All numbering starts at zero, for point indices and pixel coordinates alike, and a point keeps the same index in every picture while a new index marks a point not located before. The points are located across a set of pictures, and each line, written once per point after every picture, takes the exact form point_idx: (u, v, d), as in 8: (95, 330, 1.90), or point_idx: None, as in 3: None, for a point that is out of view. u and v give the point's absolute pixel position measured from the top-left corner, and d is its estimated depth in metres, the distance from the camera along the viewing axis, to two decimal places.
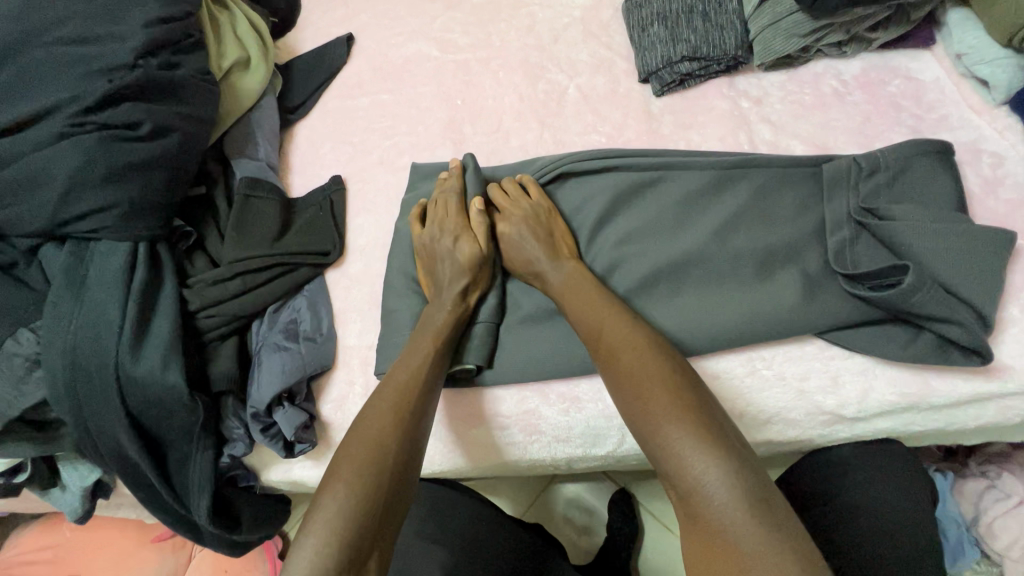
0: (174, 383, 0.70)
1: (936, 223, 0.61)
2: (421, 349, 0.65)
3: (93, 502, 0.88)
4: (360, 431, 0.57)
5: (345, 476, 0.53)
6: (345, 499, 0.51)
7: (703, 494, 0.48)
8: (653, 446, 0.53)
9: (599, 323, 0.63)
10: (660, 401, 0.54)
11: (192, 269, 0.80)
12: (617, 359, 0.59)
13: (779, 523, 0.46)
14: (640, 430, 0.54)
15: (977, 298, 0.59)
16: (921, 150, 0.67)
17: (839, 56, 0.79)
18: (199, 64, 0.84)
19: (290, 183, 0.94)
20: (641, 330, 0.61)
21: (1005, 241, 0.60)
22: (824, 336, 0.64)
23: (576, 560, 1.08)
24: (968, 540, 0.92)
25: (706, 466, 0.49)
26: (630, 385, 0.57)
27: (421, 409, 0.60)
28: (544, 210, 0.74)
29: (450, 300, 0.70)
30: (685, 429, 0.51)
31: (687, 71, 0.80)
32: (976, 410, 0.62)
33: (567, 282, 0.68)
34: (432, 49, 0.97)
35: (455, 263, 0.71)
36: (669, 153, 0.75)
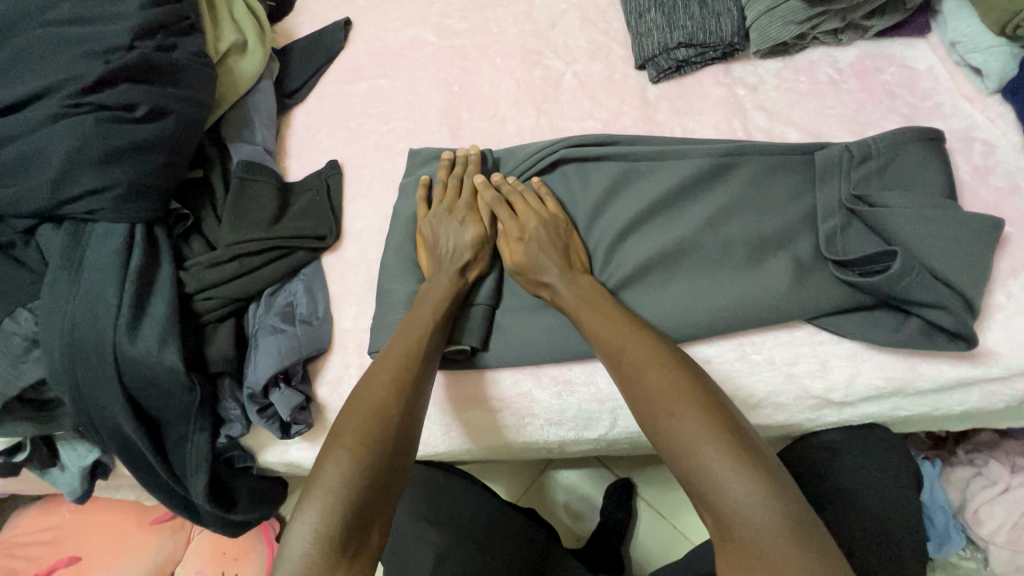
0: (171, 363, 0.70)
1: (928, 210, 0.62)
2: (420, 324, 0.66)
3: (92, 482, 0.89)
4: (359, 401, 0.58)
5: (345, 443, 0.54)
6: (347, 470, 0.52)
7: (743, 519, 0.47)
8: (687, 469, 0.51)
9: (620, 337, 0.61)
10: (692, 421, 0.52)
11: (190, 252, 0.81)
12: (641, 375, 0.57)
13: (818, 548, 0.46)
14: (671, 452, 0.52)
15: (964, 283, 0.60)
16: (912, 137, 0.67)
17: (835, 44, 0.79)
18: (196, 46, 0.84)
19: (288, 168, 0.94)
20: (664, 346, 0.59)
21: (993, 228, 0.60)
22: (814, 321, 0.65)
23: (570, 543, 1.10)
24: (955, 527, 0.93)
25: (747, 489, 0.47)
26: (659, 404, 0.54)
27: (423, 384, 0.61)
28: (562, 223, 0.72)
29: (447, 279, 0.70)
30: (721, 451, 0.50)
31: (684, 58, 0.80)
32: (960, 395, 0.63)
33: (578, 295, 0.66)
34: (430, 34, 0.97)
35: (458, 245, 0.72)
36: (665, 141, 0.75)
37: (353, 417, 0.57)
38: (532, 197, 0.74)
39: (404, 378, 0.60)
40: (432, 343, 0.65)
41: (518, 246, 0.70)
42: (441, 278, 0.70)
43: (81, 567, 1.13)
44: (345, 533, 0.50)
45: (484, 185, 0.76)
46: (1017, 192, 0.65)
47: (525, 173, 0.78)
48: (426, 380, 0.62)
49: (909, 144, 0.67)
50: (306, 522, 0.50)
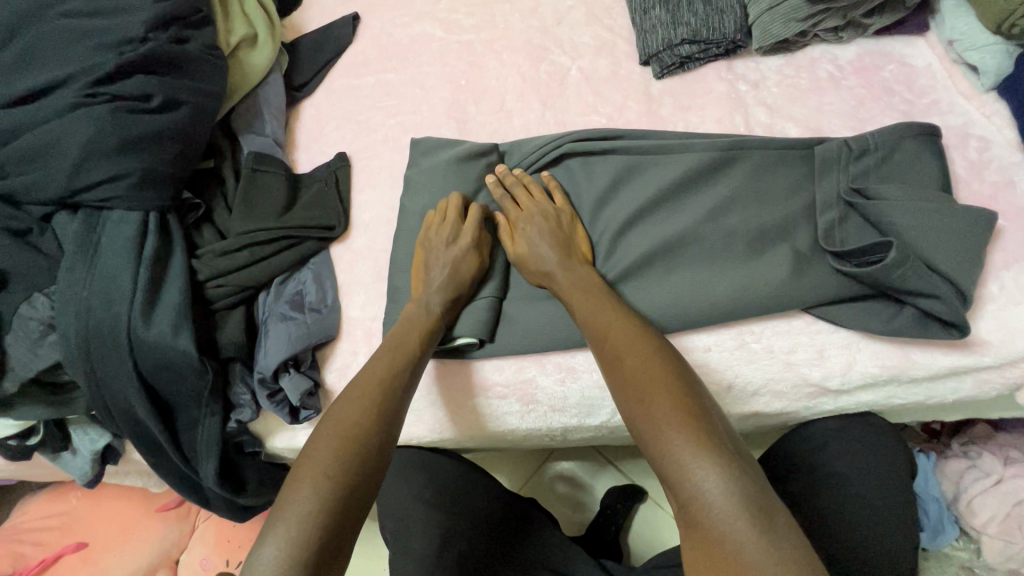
0: (185, 348, 0.72)
1: (922, 203, 0.64)
2: (405, 349, 0.67)
3: (103, 466, 0.91)
4: (339, 423, 0.59)
5: (316, 471, 0.55)
6: (313, 499, 0.53)
7: (703, 502, 0.49)
8: (655, 451, 0.53)
9: (605, 327, 0.63)
10: (663, 407, 0.54)
11: (201, 241, 0.83)
12: (621, 362, 0.60)
13: (779, 534, 0.47)
14: (643, 434, 0.55)
15: (957, 273, 0.61)
16: (908, 132, 0.69)
17: (835, 42, 0.81)
18: (208, 39, 0.86)
19: (296, 160, 0.96)
20: (648, 337, 0.62)
21: (986, 220, 0.62)
22: (812, 311, 0.66)
23: (571, 531, 1.11)
24: (949, 518, 0.95)
25: (705, 474, 0.50)
26: (634, 389, 0.57)
27: (396, 407, 0.62)
28: (566, 216, 0.74)
29: (438, 307, 0.71)
30: (690, 437, 0.52)
31: (687, 54, 0.81)
32: (953, 383, 0.65)
33: (578, 282, 0.68)
34: (437, 30, 0.99)
35: (450, 269, 0.72)
36: (667, 135, 0.77)
37: (322, 442, 0.57)
38: (539, 189, 0.76)
39: (378, 402, 0.61)
40: (408, 366, 0.66)
41: (520, 235, 0.73)
42: (433, 299, 0.71)
43: (88, 553, 1.14)
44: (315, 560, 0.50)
45: (493, 182, 0.78)
46: (1010, 187, 0.67)
47: (532, 166, 0.79)
48: (399, 407, 0.62)
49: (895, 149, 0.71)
50: (271, 547, 0.50)
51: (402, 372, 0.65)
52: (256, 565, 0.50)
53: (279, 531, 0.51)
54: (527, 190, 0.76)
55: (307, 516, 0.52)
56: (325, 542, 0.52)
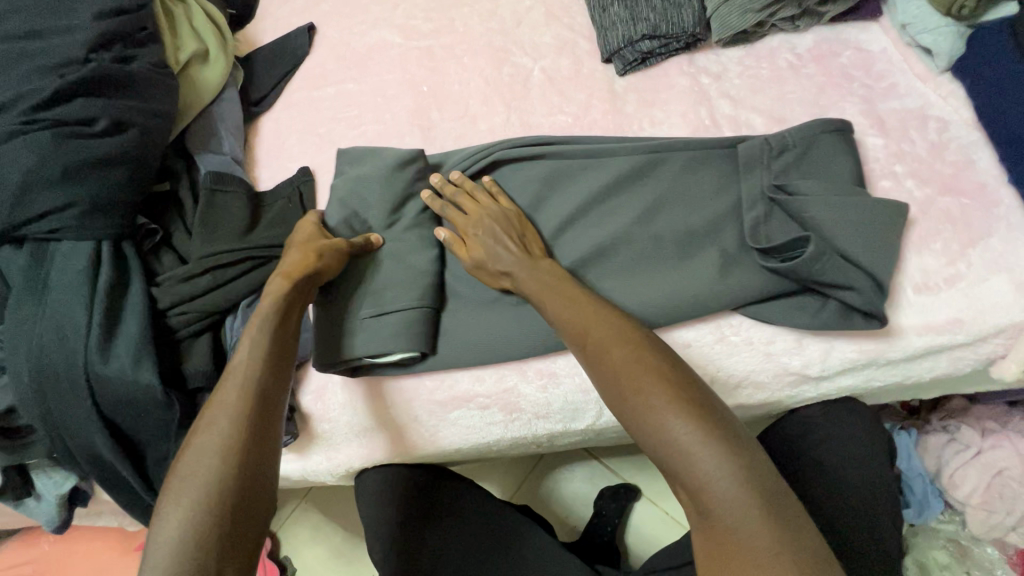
0: (147, 381, 0.69)
1: (838, 196, 0.65)
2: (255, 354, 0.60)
3: (72, 510, 0.87)
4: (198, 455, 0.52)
5: (188, 494, 0.50)
6: (184, 526, 0.48)
7: (716, 495, 0.48)
8: (658, 444, 0.52)
9: (584, 324, 0.61)
10: (662, 400, 0.52)
11: (161, 268, 0.79)
12: (608, 357, 0.57)
13: (792, 518, 0.47)
14: (643, 429, 0.53)
15: (872, 265, 0.62)
16: (825, 128, 0.69)
17: (793, 30, 0.81)
18: (156, 57, 0.81)
19: (258, 177, 0.93)
20: (632, 330, 0.60)
21: (899, 211, 0.64)
22: (743, 310, 0.66)
23: (564, 536, 1.10)
24: (933, 492, 0.97)
25: (714, 463, 0.49)
26: (628, 384, 0.55)
27: (271, 401, 0.57)
28: (513, 214, 0.72)
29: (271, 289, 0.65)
30: (694, 427, 0.50)
31: (649, 50, 0.80)
32: (928, 363, 0.65)
33: (541, 281, 0.66)
34: (395, 36, 0.97)
35: (297, 250, 0.69)
36: (596, 139, 0.77)
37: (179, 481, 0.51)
38: (483, 195, 0.74)
39: (247, 399, 0.56)
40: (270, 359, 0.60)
41: (472, 242, 0.71)
42: (274, 281, 0.66)
43: None
44: None
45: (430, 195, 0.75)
46: (970, 165, 0.68)
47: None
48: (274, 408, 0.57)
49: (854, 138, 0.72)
50: None
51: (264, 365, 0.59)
52: None
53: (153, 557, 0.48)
54: (470, 196, 0.74)
55: (174, 540, 0.48)
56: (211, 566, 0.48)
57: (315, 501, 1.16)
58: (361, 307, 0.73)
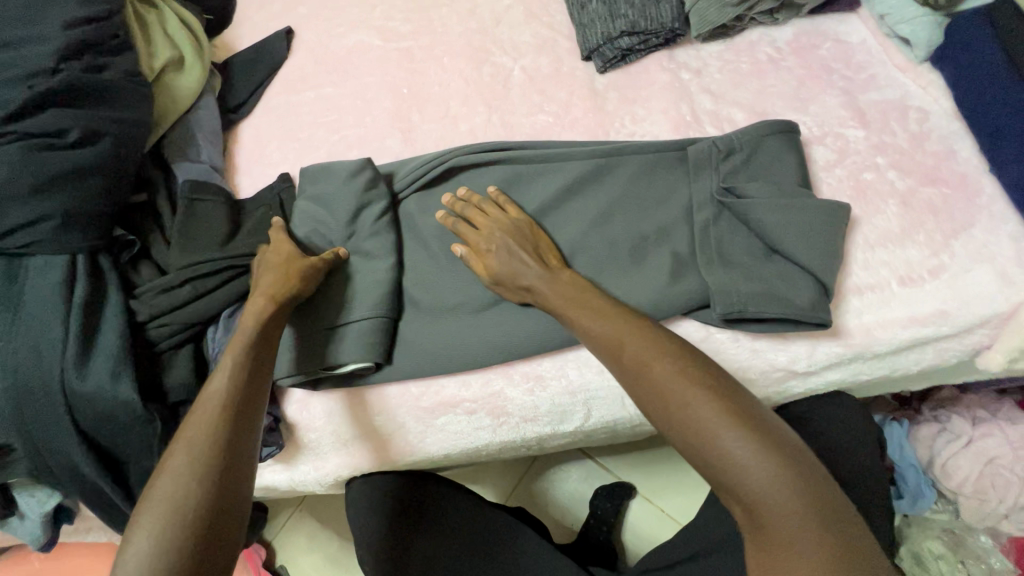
0: (126, 396, 0.68)
1: (781, 199, 0.65)
2: (226, 373, 0.59)
3: (57, 527, 0.85)
4: (167, 481, 0.52)
5: (156, 521, 0.50)
6: (152, 554, 0.48)
7: (771, 513, 0.47)
8: (708, 461, 0.50)
9: (618, 335, 0.58)
10: (713, 416, 0.50)
11: (139, 280, 0.78)
12: (648, 370, 0.54)
13: (844, 528, 0.47)
14: (694, 446, 0.51)
15: (817, 268, 0.63)
16: (769, 130, 0.70)
17: (772, 24, 0.80)
18: (129, 66, 0.80)
19: (238, 184, 0.91)
20: (669, 338, 0.57)
21: (839, 212, 0.64)
22: (692, 316, 0.66)
23: (560, 538, 1.09)
24: (926, 481, 0.97)
25: (770, 478, 0.48)
26: (673, 399, 0.53)
27: (245, 423, 0.57)
28: (524, 224, 0.70)
29: (254, 310, 0.64)
30: (750, 445, 0.49)
31: (628, 46, 0.80)
32: (915, 355, 0.64)
33: (563, 290, 0.63)
34: (374, 39, 0.95)
35: (277, 269, 0.68)
36: (553, 144, 0.77)
37: (150, 506, 0.51)
38: (491, 207, 0.72)
39: (220, 421, 0.55)
40: (245, 394, 0.58)
41: (488, 258, 0.68)
42: (257, 301, 0.65)
43: None
44: None
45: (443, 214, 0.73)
46: (951, 155, 0.67)
47: (413, 189, 0.78)
48: (246, 431, 0.57)
49: (835, 130, 0.71)
50: None
51: (241, 400, 0.58)
52: None
53: None
54: (481, 210, 0.72)
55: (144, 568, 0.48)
56: None
57: (309, 510, 1.15)
58: (316, 317, 0.72)
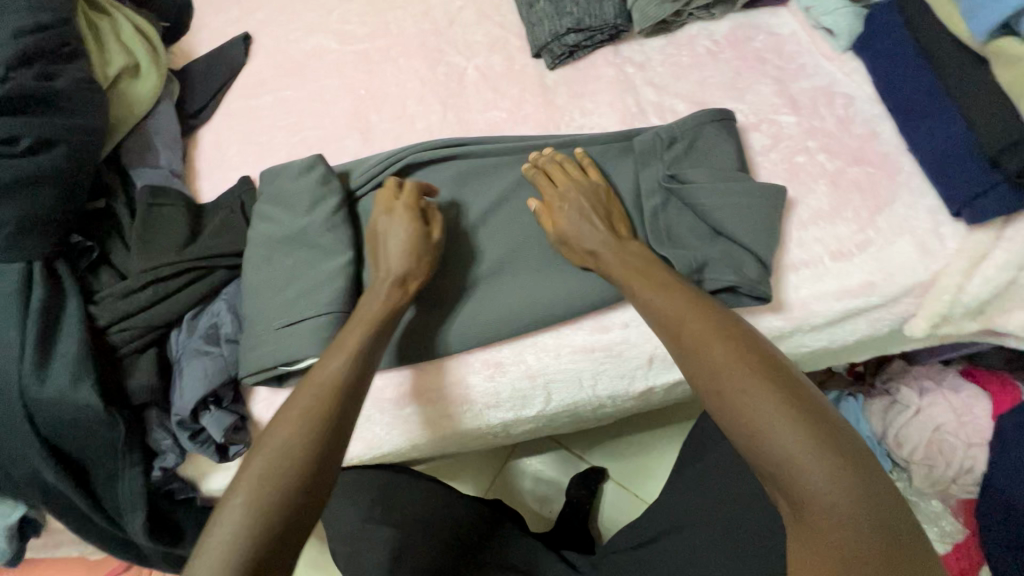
0: (87, 400, 0.68)
1: (722, 183, 0.69)
2: (342, 352, 0.62)
3: (23, 540, 0.84)
4: (273, 443, 0.54)
5: (253, 480, 0.52)
6: (245, 515, 0.50)
7: (822, 509, 0.46)
8: (756, 448, 0.50)
9: (678, 316, 0.59)
10: (768, 403, 0.50)
11: (98, 285, 0.78)
12: (707, 350, 0.55)
13: (904, 547, 0.45)
14: (743, 431, 0.51)
15: (755, 246, 0.66)
16: (707, 118, 0.73)
17: (709, 18, 0.84)
18: (81, 73, 0.79)
19: (198, 189, 0.92)
20: (731, 324, 0.57)
21: (775, 193, 0.68)
22: None
23: (538, 527, 1.11)
24: (881, 453, 1.02)
25: (825, 477, 0.46)
26: (726, 382, 0.53)
27: (350, 401, 0.59)
28: (602, 189, 0.71)
29: (383, 295, 0.67)
30: (807, 437, 0.48)
31: (574, 43, 0.83)
32: (849, 326, 0.68)
33: (626, 262, 0.64)
34: (331, 42, 0.97)
35: (410, 249, 0.68)
36: (505, 139, 0.79)
37: (258, 462, 0.53)
38: (575, 167, 0.72)
39: (330, 395, 0.58)
40: (351, 382, 0.59)
41: (559, 215, 0.69)
42: (386, 287, 0.67)
43: None
44: None
45: (530, 169, 0.73)
46: (875, 137, 0.72)
47: (371, 186, 0.80)
48: (353, 409, 0.59)
49: (769, 117, 0.75)
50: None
51: (346, 383, 0.59)
52: None
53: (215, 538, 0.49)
54: (559, 166, 0.73)
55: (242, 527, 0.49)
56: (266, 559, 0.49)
57: None
58: (274, 315, 0.74)
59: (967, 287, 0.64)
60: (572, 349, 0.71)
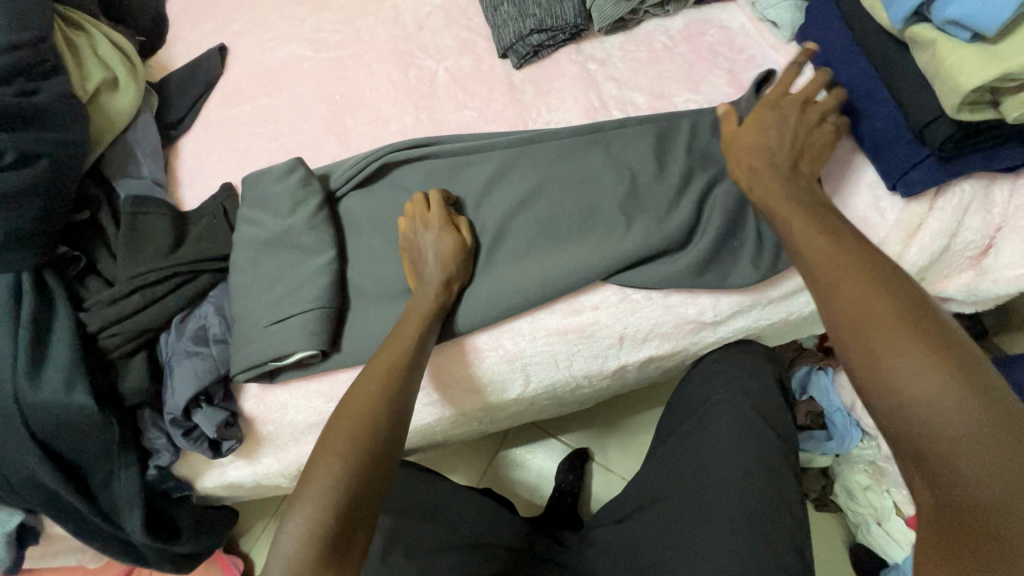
0: (81, 403, 0.70)
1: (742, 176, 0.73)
2: (404, 333, 0.68)
3: (21, 547, 0.86)
4: (351, 408, 0.61)
5: (340, 439, 0.58)
6: (336, 470, 0.55)
7: (975, 495, 0.42)
8: (908, 417, 0.45)
9: (834, 272, 0.54)
10: (930, 372, 0.45)
11: (87, 293, 0.80)
12: (864, 309, 0.50)
13: None
14: (889, 399, 0.47)
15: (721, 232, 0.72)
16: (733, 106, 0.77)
17: (665, 15, 0.89)
18: (60, 89, 0.81)
19: (182, 198, 0.95)
20: (901, 287, 0.51)
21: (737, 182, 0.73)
22: (611, 281, 0.74)
23: (526, 513, 1.16)
24: (850, 422, 1.02)
25: (984, 464, 0.42)
26: (881, 346, 0.48)
27: (412, 376, 0.65)
28: (816, 123, 0.68)
29: (433, 291, 0.71)
30: (963, 412, 0.43)
31: (538, 43, 0.87)
32: (804, 298, 0.75)
33: (788, 206, 0.62)
34: (306, 50, 1.00)
35: (452, 252, 0.73)
36: (475, 137, 0.83)
37: (341, 423, 0.59)
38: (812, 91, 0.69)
39: (394, 369, 0.64)
40: (413, 357, 0.66)
41: (745, 133, 0.68)
42: (431, 281, 0.72)
43: None
44: (334, 538, 0.52)
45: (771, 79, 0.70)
46: None
47: (350, 186, 0.83)
48: (415, 381, 0.65)
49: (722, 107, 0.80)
50: (294, 523, 0.53)
51: (408, 359, 0.65)
52: (282, 536, 0.53)
53: (312, 487, 0.54)
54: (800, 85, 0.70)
55: (338, 478, 0.55)
56: (353, 509, 0.54)
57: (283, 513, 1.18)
58: (260, 314, 0.77)
59: (905, 255, 0.70)
60: (546, 332, 0.75)
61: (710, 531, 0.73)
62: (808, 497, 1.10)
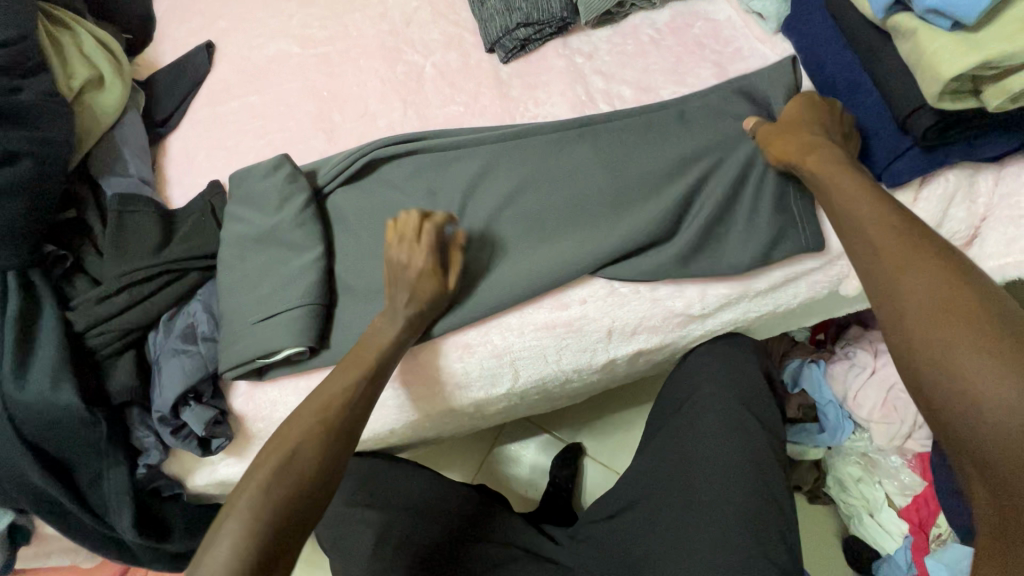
0: (68, 402, 0.70)
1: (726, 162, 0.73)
2: (360, 361, 0.68)
3: (13, 547, 0.86)
4: (287, 435, 0.62)
5: (272, 463, 0.59)
6: (260, 497, 0.56)
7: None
8: (975, 411, 0.45)
9: (900, 259, 0.53)
10: (1001, 368, 0.45)
11: (74, 292, 0.80)
12: (933, 299, 0.50)
13: None
14: (954, 391, 0.46)
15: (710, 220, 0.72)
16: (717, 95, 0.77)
17: (651, 8, 0.89)
18: (45, 87, 0.81)
19: (170, 196, 0.94)
20: (968, 279, 0.50)
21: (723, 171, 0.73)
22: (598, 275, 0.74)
23: (520, 508, 1.16)
24: (842, 414, 1.03)
25: None
26: (953, 338, 0.47)
27: (357, 410, 0.66)
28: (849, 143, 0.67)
29: (406, 313, 0.70)
30: None
31: (525, 37, 0.87)
32: (793, 289, 0.75)
33: (847, 190, 0.60)
34: (293, 46, 1.00)
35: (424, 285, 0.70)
36: (463, 131, 0.83)
37: (274, 450, 0.60)
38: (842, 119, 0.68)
39: (340, 399, 0.65)
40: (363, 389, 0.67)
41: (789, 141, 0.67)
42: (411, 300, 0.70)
43: None
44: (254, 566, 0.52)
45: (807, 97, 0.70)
46: None
47: (337, 182, 0.83)
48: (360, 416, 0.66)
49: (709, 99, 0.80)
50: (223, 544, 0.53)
51: (358, 391, 0.66)
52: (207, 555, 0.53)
53: (237, 511, 0.55)
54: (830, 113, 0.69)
55: (264, 505, 0.55)
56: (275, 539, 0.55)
57: None
58: (248, 311, 0.76)
59: None
60: (535, 326, 0.75)
61: (701, 524, 0.73)
62: (801, 489, 1.11)
